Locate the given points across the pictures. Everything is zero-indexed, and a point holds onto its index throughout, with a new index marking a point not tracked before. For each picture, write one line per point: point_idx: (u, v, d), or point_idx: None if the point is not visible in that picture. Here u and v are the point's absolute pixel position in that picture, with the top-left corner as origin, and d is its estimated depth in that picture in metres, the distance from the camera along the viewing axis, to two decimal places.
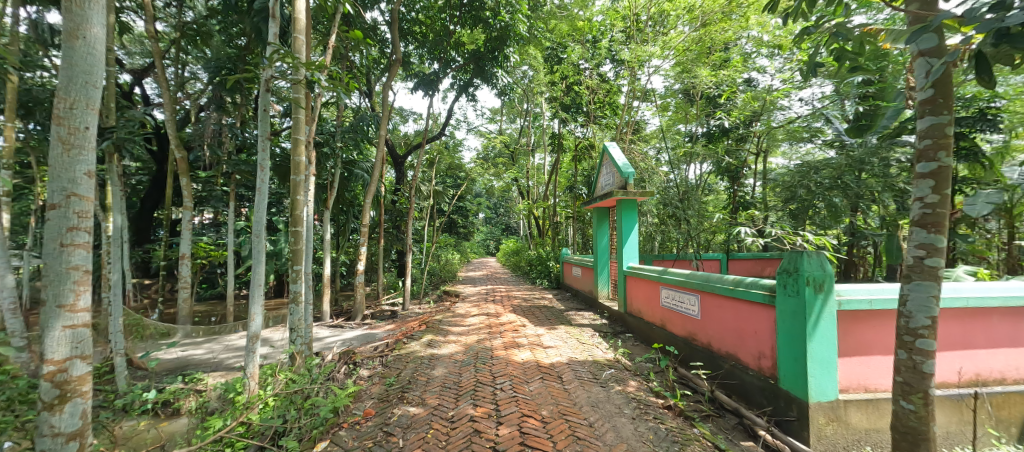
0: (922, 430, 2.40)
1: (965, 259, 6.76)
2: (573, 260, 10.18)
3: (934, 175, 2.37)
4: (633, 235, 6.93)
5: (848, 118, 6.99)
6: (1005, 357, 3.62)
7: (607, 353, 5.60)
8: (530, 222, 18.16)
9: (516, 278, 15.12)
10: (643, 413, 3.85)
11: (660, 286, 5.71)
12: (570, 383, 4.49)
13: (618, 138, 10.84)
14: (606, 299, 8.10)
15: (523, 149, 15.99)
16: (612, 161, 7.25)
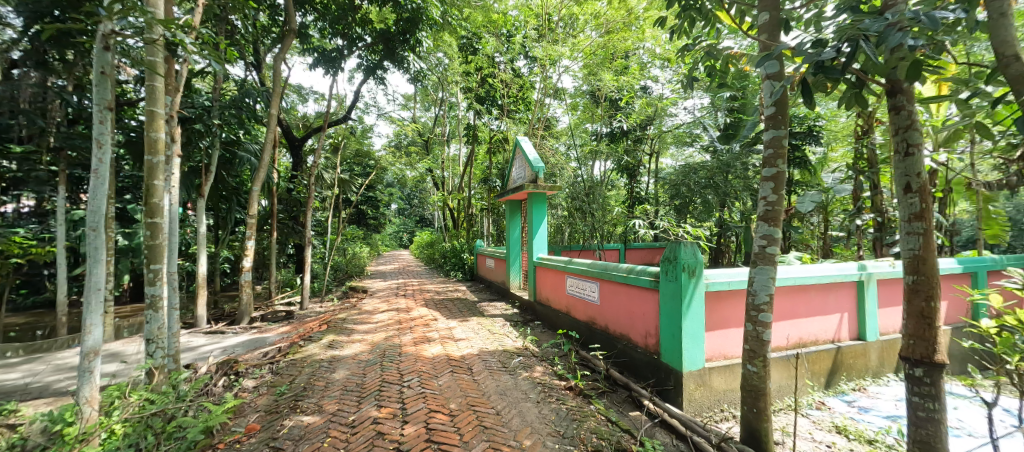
0: (760, 387, 2.91)
1: (804, 251, 8.18)
2: (487, 252, 10.25)
3: (773, 179, 2.87)
4: (543, 227, 7.13)
5: (721, 128, 8.02)
6: (818, 322, 4.54)
7: (516, 342, 5.70)
8: (444, 213, 17.86)
9: (428, 271, 14.78)
10: (547, 396, 3.99)
11: (566, 275, 5.95)
12: (480, 373, 4.48)
13: (531, 133, 11.08)
14: (517, 289, 8.27)
15: (436, 139, 15.58)
16: (523, 155, 7.37)
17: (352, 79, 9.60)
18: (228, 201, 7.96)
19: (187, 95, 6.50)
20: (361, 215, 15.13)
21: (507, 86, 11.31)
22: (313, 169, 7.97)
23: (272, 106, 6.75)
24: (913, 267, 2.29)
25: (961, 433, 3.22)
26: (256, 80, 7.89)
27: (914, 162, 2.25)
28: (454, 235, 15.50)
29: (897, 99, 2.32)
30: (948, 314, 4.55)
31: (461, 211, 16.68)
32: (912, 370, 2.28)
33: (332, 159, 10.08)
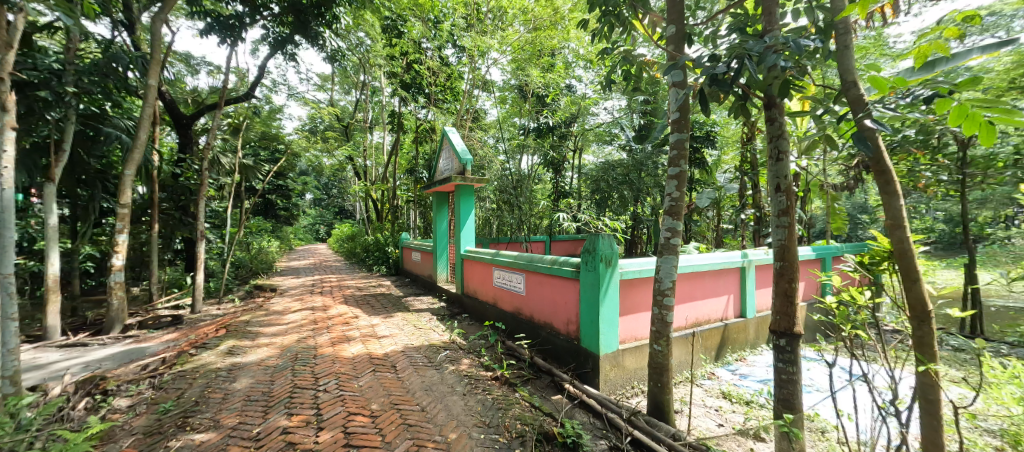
0: (663, 364, 3.26)
1: (703, 242, 9.13)
2: (413, 245, 10.06)
3: (677, 177, 3.22)
4: (470, 220, 7.17)
5: (635, 128, 8.63)
6: (710, 304, 5.16)
7: (443, 336, 5.71)
8: (366, 205, 17.09)
9: (348, 266, 14.08)
10: (474, 388, 4.07)
11: (492, 267, 6.06)
12: (405, 370, 4.43)
13: (458, 124, 10.97)
14: (445, 282, 8.24)
15: (357, 125, 14.78)
16: (450, 146, 7.33)
17: (256, 51, 8.73)
18: (89, 187, 6.89)
19: (24, 53, 5.43)
20: (270, 205, 13.93)
21: (434, 75, 11.06)
22: (208, 153, 7.19)
23: (150, 76, 5.95)
24: (780, 255, 2.72)
25: (814, 393, 3.94)
26: (127, 43, 6.81)
27: (782, 167, 2.68)
28: (378, 227, 14.91)
29: (773, 112, 2.71)
30: (805, 292, 5.47)
31: (385, 202, 16.07)
32: (781, 342, 2.71)
33: (232, 142, 9.12)
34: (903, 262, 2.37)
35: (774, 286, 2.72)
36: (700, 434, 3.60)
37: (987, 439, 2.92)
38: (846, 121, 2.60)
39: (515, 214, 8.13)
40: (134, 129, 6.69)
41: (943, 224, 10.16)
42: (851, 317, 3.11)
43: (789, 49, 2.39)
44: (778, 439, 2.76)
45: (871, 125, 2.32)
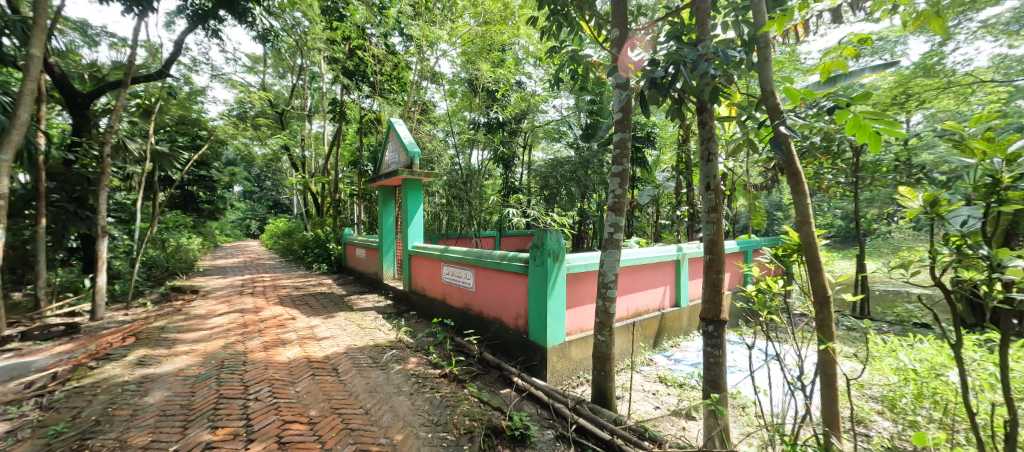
0: (607, 353, 3.46)
1: (643, 237, 9.64)
2: (356, 242, 9.76)
3: (620, 175, 3.42)
4: (418, 214, 7.09)
5: (583, 127, 8.92)
6: (648, 295, 5.51)
7: (389, 335, 5.64)
8: (304, 199, 16.24)
9: (284, 264, 13.33)
10: (422, 386, 4.09)
11: (441, 263, 6.06)
12: (348, 373, 4.35)
13: (405, 116, 10.74)
14: (391, 279, 8.10)
15: (294, 112, 13.96)
16: (397, 138, 7.22)
17: (172, 25, 7.97)
18: None
19: None
20: (189, 197, 11.67)
21: (380, 63, 10.72)
22: (110, 137, 6.47)
23: (33, 44, 5.30)
24: (709, 249, 2.99)
25: (737, 374, 4.37)
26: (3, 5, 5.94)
27: (712, 167, 2.94)
28: (319, 222, 14.26)
29: (705, 116, 2.96)
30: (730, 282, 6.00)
31: (326, 196, 15.38)
32: (709, 328, 2.97)
33: (138, 126, 8.18)
34: (808, 254, 2.70)
35: (704, 276, 2.97)
36: (639, 417, 3.85)
37: (873, 405, 3.41)
38: (765, 127, 2.89)
39: (466, 210, 8.16)
40: (14, 107, 5.91)
41: (842, 221, 11.51)
42: (768, 303, 3.49)
43: (718, 58, 2.61)
44: (706, 417, 3.04)
45: (786, 131, 2.64)
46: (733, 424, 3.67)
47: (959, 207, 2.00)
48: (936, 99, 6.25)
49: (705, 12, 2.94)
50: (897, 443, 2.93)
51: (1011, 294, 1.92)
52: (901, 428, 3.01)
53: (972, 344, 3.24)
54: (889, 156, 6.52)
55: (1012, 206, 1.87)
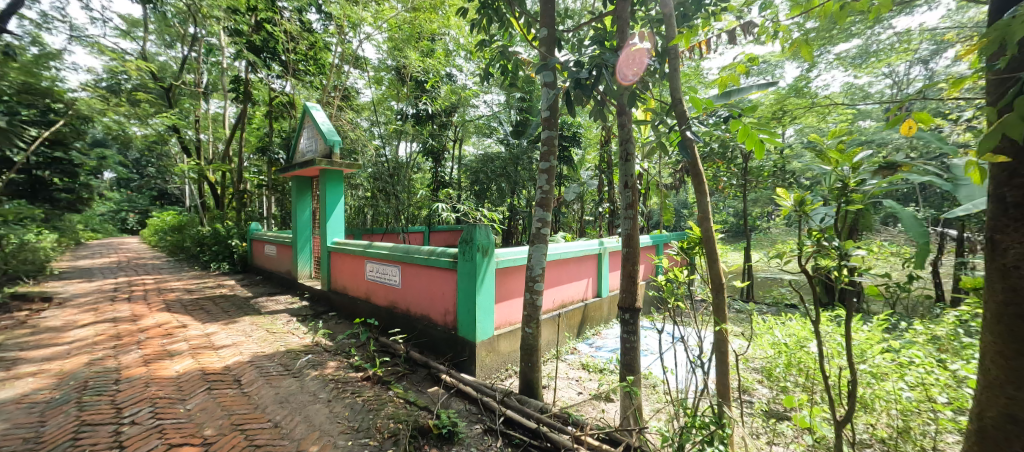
0: (533, 344, 3.64)
1: (568, 232, 10.15)
2: (266, 238, 9.06)
3: (548, 172, 3.61)
4: (339, 208, 6.78)
5: (513, 124, 9.11)
6: (572, 288, 5.82)
7: (305, 339, 5.35)
8: (201, 189, 14.55)
9: (175, 263, 11.89)
10: (342, 392, 3.95)
11: (365, 259, 5.88)
12: (252, 384, 4.05)
13: (324, 101, 10.04)
14: (307, 278, 7.67)
15: (185, 89, 12.41)
16: (314, 124, 6.82)
17: None
18: None
19: None
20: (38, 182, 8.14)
21: (295, 40, 9.79)
22: None
23: None
24: (626, 243, 3.28)
25: (650, 357, 4.83)
26: None
27: (629, 167, 3.21)
28: (221, 216, 12.92)
29: (624, 120, 3.21)
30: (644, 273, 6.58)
31: (228, 187, 13.93)
32: (626, 316, 3.25)
33: None
34: (708, 247, 3.06)
35: (622, 268, 3.21)
36: (564, 403, 4.07)
37: (755, 375, 4.00)
38: (673, 132, 3.20)
39: (392, 204, 7.98)
40: None
41: (734, 217, 13.02)
42: (675, 291, 3.89)
43: (636, 65, 2.83)
44: (622, 398, 3.29)
45: (691, 136, 2.95)
46: (646, 402, 4.05)
47: (820, 205, 2.37)
48: (804, 116, 7.38)
49: (624, 22, 3.15)
50: (772, 406, 3.49)
51: (854, 277, 2.35)
52: (776, 393, 3.58)
53: (828, 321, 3.94)
54: (769, 162, 7.62)
55: (855, 205, 2.22)
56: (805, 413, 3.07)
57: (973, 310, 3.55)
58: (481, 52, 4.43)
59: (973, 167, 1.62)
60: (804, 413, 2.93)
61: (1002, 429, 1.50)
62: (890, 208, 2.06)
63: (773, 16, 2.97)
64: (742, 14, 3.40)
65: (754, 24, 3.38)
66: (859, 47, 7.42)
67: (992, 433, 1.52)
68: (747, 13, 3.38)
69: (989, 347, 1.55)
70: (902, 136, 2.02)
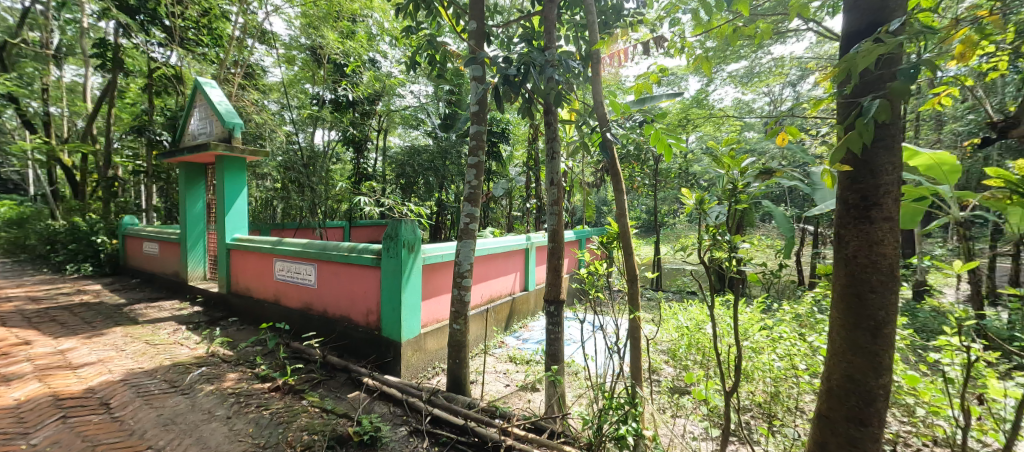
0: (462, 341, 3.69)
1: (496, 227, 10.25)
2: (145, 234, 7.96)
3: (476, 167, 3.68)
4: (240, 200, 6.04)
5: (441, 117, 8.98)
6: (499, 283, 5.96)
7: (197, 350, 4.78)
8: (49, 174, 12.15)
9: (15, 265, 9.82)
10: (244, 406, 3.61)
11: (273, 258, 5.42)
12: (126, 407, 3.48)
13: (222, 78, 8.56)
14: (199, 280, 6.84)
15: (28, 50, 10.27)
16: (207, 102, 5.93)
17: None
18: None
19: None
20: None
21: (181, 2, 8.22)
22: None
23: None
24: (552, 238, 3.46)
25: (573, 346, 5.17)
26: None
27: (554, 165, 3.40)
28: (83, 207, 10.90)
29: (550, 121, 3.38)
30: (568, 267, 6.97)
31: (91, 172, 11.72)
32: (550, 308, 3.42)
33: None
34: (625, 242, 3.32)
35: (547, 263, 3.36)
36: (492, 396, 4.18)
37: (663, 356, 4.48)
38: (593, 133, 3.39)
39: (306, 196, 7.40)
40: None
41: (645, 214, 14.11)
42: (595, 282, 4.12)
43: (560, 66, 3.04)
44: (547, 388, 3.43)
45: (610, 137, 3.15)
46: (569, 389, 4.30)
47: (715, 205, 2.69)
48: (704, 124, 8.28)
49: (551, 24, 3.28)
50: (676, 383, 3.92)
51: (741, 267, 2.73)
52: (679, 371, 4.04)
53: (720, 305, 4.57)
54: (676, 165, 8.91)
55: (742, 205, 2.55)
56: (701, 387, 3.50)
57: (824, 292, 4.32)
58: (407, 39, 4.34)
59: (827, 172, 1.90)
60: (701, 387, 3.32)
61: (844, 389, 1.76)
62: (770, 209, 2.43)
63: (681, 33, 3.30)
64: (654, 27, 3.72)
65: (664, 39, 3.72)
66: (745, 68, 8.54)
67: (836, 391, 1.78)
68: (658, 28, 3.73)
69: (834, 322, 1.80)
70: (778, 147, 2.37)
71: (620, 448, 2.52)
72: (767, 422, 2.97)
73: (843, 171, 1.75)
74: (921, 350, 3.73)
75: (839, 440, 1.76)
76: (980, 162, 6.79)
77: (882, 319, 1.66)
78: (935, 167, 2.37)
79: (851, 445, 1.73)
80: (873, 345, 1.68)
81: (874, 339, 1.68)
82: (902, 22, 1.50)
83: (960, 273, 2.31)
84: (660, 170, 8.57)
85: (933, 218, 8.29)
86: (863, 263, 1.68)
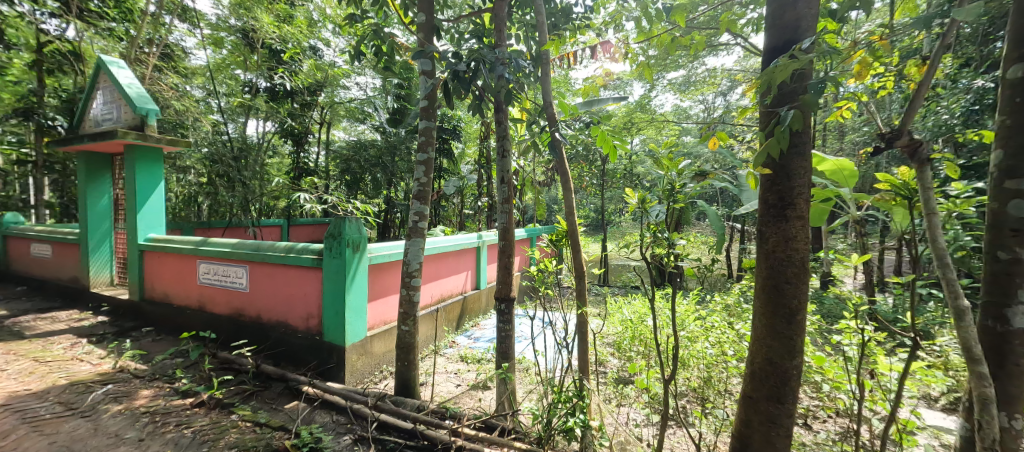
0: (410, 342, 3.64)
1: (447, 226, 10.17)
2: (32, 234, 6.92)
3: (425, 164, 3.65)
4: (155, 193, 5.36)
5: (389, 112, 8.74)
6: (449, 282, 5.93)
7: (101, 365, 4.24)
8: None
9: None
10: (160, 426, 3.25)
11: (196, 260, 4.95)
12: (8, 436, 3.04)
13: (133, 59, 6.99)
14: (104, 286, 5.94)
15: None
16: (113, 83, 5.18)
17: None
18: None
19: None
20: None
21: None
22: None
23: None
24: (503, 236, 3.50)
25: (523, 342, 5.29)
26: None
27: (505, 163, 3.44)
28: None
29: (500, 120, 3.40)
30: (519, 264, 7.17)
31: None
32: (501, 306, 3.45)
33: None
34: (573, 240, 3.43)
35: (498, 261, 3.39)
36: (442, 397, 4.16)
37: (608, 349, 4.68)
38: (544, 132, 3.46)
39: (237, 192, 6.75)
40: None
41: (592, 212, 14.57)
42: (545, 280, 4.19)
43: (511, 64, 3.05)
44: (498, 385, 3.45)
45: (559, 137, 3.25)
46: (520, 385, 4.38)
47: (656, 204, 2.85)
48: (646, 127, 8.70)
49: (501, 22, 3.32)
50: (621, 373, 4.12)
51: (678, 262, 2.92)
52: (623, 362, 4.25)
53: (661, 298, 4.91)
54: (622, 166, 9.36)
55: (680, 204, 2.72)
56: (643, 376, 3.71)
57: (750, 284, 4.72)
58: (352, 26, 4.18)
59: (752, 174, 2.08)
60: (643, 376, 3.52)
61: (765, 372, 1.95)
62: (703, 209, 2.62)
63: (625, 39, 3.47)
64: (600, 32, 3.89)
65: (609, 44, 3.89)
66: (683, 76, 9.09)
67: (759, 374, 1.97)
68: (604, 33, 3.88)
69: (757, 311, 1.98)
70: (710, 150, 2.56)
71: (568, 439, 2.61)
72: (701, 405, 3.21)
73: (764, 174, 1.94)
74: (826, 333, 4.21)
75: (761, 418, 1.96)
76: (870, 168, 7.89)
77: (795, 307, 1.86)
78: (839, 172, 2.69)
79: (771, 422, 1.93)
80: (789, 331, 1.88)
81: (789, 325, 1.87)
82: (812, 42, 1.69)
83: (857, 265, 2.62)
84: (607, 170, 9.20)
85: (835, 216, 9.62)
86: (780, 256, 1.87)
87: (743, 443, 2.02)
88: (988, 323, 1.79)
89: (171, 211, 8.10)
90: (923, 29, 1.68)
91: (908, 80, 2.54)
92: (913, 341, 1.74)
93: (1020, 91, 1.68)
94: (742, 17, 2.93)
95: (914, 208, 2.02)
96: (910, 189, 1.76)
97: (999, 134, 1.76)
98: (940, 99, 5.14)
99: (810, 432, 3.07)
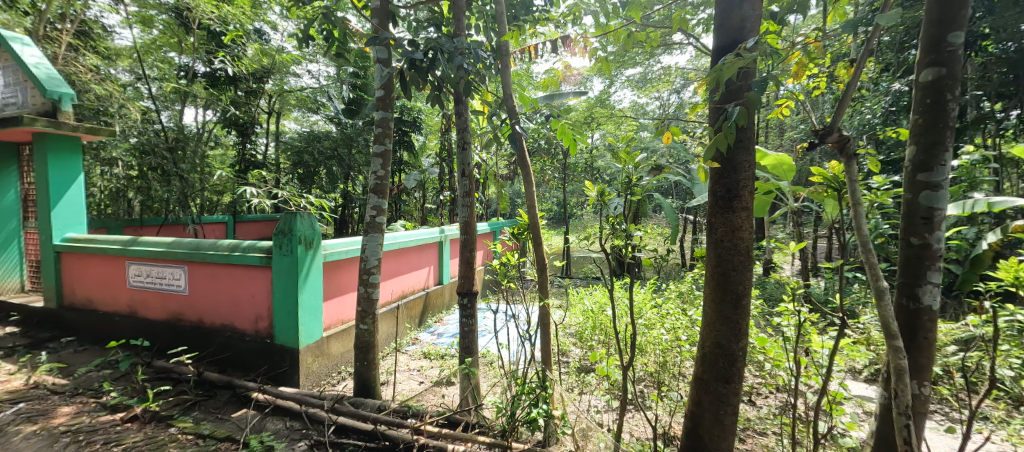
0: (369, 340, 3.57)
1: (409, 220, 10.08)
2: None
3: (382, 157, 3.55)
4: (72, 187, 4.85)
5: (345, 101, 8.43)
6: (409, 277, 5.84)
7: (12, 382, 3.85)
8: None
9: None
10: (85, 445, 3.00)
11: (125, 261, 4.59)
12: None
13: (39, 34, 6.11)
14: (14, 295, 5.38)
15: None
16: (17, 62, 4.67)
17: None
18: None
19: None
20: None
21: None
22: None
23: None
24: (465, 230, 3.52)
25: (487, 336, 5.34)
26: None
27: (465, 156, 3.40)
28: None
29: (460, 111, 3.34)
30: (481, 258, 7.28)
31: None
32: (464, 300, 3.44)
33: None
34: (535, 233, 3.47)
35: (461, 256, 3.37)
36: (404, 395, 4.11)
37: (570, 339, 4.84)
38: (504, 125, 3.43)
39: (173, 187, 6.30)
40: None
41: (555, 205, 14.87)
42: (507, 273, 4.14)
43: (469, 55, 3.04)
44: (461, 381, 3.45)
45: (520, 131, 3.22)
46: (484, 378, 4.42)
47: (615, 197, 2.90)
48: (606, 122, 8.88)
49: (460, 12, 3.28)
50: (583, 362, 4.28)
51: (636, 253, 3.01)
52: (585, 351, 4.42)
53: (619, 288, 5.14)
54: (583, 160, 9.63)
55: (637, 198, 2.77)
56: (603, 364, 3.86)
57: (701, 272, 4.99)
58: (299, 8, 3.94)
59: (701, 168, 2.18)
60: (604, 364, 3.67)
61: (714, 354, 2.07)
62: (658, 201, 2.69)
63: (584, 33, 3.52)
64: (560, 26, 3.92)
65: (570, 38, 3.94)
66: (640, 73, 9.34)
67: (708, 357, 2.09)
68: (564, 26, 3.91)
69: (706, 297, 2.10)
70: (664, 144, 2.64)
71: (531, 429, 2.67)
72: (658, 389, 3.38)
73: (713, 169, 2.05)
74: (767, 315, 4.55)
75: (710, 397, 2.09)
76: (806, 163, 8.55)
77: (740, 292, 1.99)
78: (779, 166, 2.88)
79: (719, 400, 2.07)
80: (734, 315, 2.01)
81: (735, 310, 2.00)
82: (756, 41, 1.78)
83: (793, 253, 2.83)
84: (568, 164, 9.47)
85: (776, 207, 10.44)
86: (726, 246, 2.00)
87: (695, 423, 2.15)
88: (903, 302, 2.00)
89: (95, 208, 7.36)
90: (850, 33, 1.82)
91: (839, 81, 2.74)
92: (840, 321, 1.90)
93: (929, 93, 1.87)
94: (693, 16, 3.03)
95: (842, 200, 2.21)
96: (839, 182, 1.93)
97: (912, 133, 1.95)
98: (867, 100, 5.64)
99: (754, 407, 3.33)
